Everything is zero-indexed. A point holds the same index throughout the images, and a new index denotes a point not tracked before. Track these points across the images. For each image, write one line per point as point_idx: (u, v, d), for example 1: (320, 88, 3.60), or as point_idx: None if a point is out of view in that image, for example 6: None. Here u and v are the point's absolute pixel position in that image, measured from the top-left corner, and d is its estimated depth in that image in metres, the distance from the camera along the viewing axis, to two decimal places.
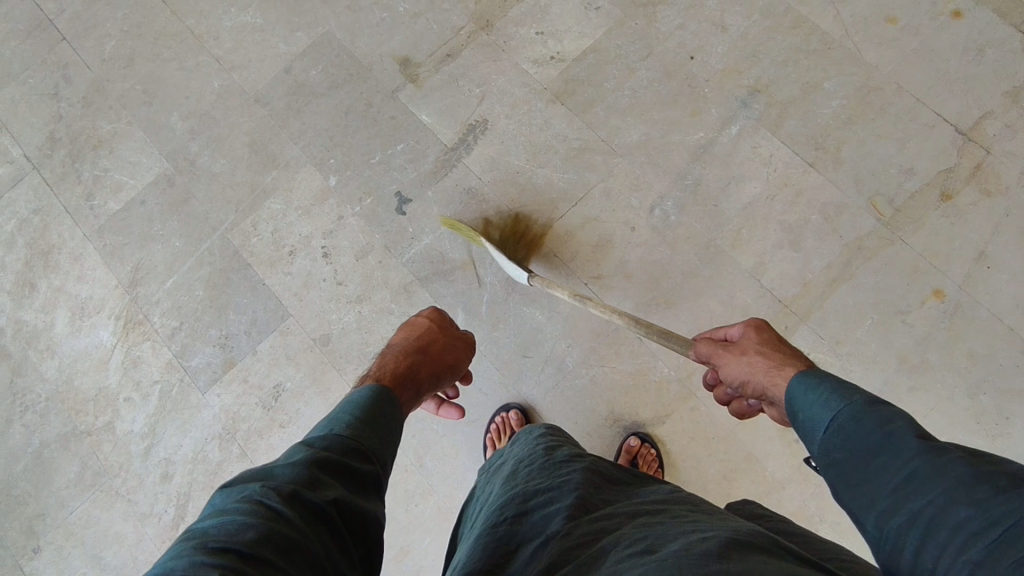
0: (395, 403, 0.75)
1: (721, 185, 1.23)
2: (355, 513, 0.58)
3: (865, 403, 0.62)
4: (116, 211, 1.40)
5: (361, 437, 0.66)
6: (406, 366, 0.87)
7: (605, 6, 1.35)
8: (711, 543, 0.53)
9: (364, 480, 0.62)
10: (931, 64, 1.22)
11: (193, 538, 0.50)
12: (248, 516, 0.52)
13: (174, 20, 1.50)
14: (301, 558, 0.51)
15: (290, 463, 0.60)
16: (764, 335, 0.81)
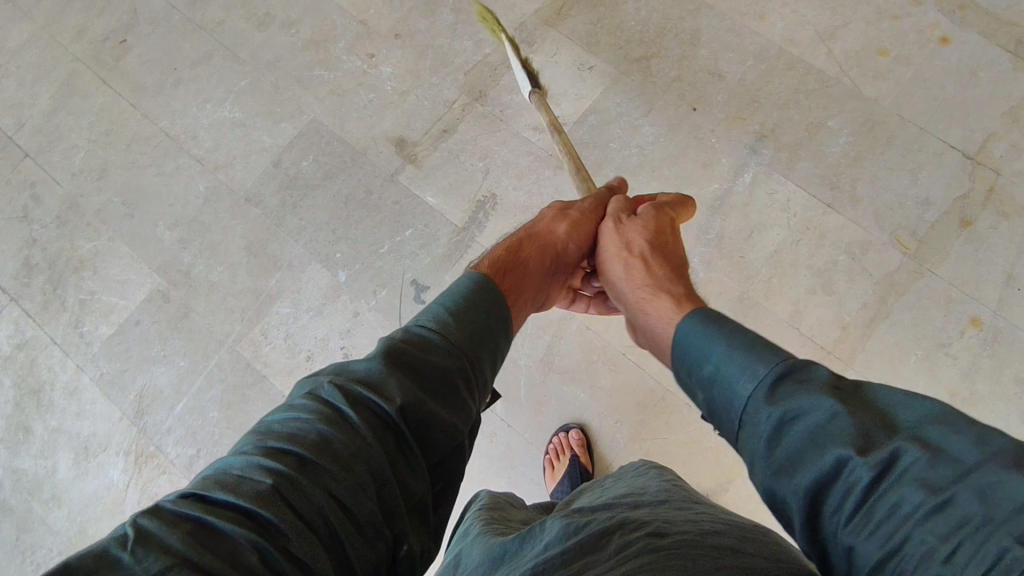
0: (497, 293, 0.70)
1: (744, 236, 1.22)
2: (427, 422, 0.54)
3: (768, 391, 0.52)
4: (109, 335, 1.31)
5: (450, 335, 0.62)
6: (508, 257, 0.82)
7: (598, 64, 1.34)
8: (720, 533, 0.54)
9: (444, 381, 0.58)
10: (928, 92, 1.24)
11: (260, 432, 0.50)
12: (313, 416, 0.50)
13: (146, 123, 1.42)
14: (365, 470, 0.49)
15: (368, 358, 0.57)
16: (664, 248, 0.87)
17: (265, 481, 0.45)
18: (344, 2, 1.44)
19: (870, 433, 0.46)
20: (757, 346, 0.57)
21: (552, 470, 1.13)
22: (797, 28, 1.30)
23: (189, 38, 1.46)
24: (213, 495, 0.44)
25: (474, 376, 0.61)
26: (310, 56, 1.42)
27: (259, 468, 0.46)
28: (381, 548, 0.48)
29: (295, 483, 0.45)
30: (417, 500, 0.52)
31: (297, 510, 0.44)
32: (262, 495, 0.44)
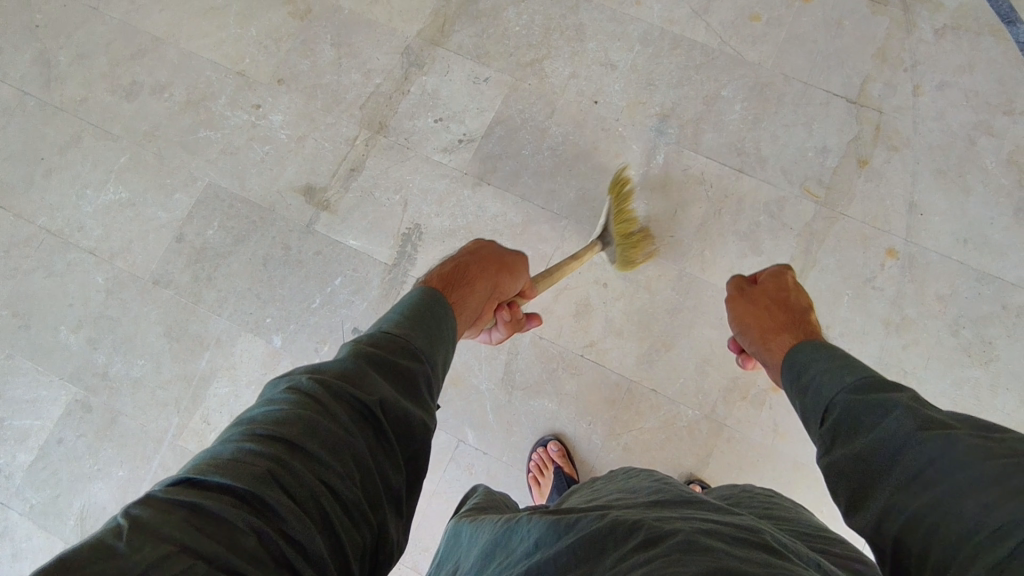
0: (446, 304, 0.77)
1: (669, 216, 1.24)
2: (401, 415, 0.59)
3: (859, 389, 0.68)
4: (30, 462, 1.18)
5: (411, 338, 0.68)
6: (450, 273, 0.90)
7: (492, 75, 1.33)
8: (714, 536, 0.53)
9: (411, 378, 0.64)
10: (804, 48, 1.30)
11: (244, 423, 0.53)
12: (295, 407, 0.54)
13: (22, 223, 1.29)
14: (347, 455, 0.53)
15: (340, 359, 0.62)
16: (785, 296, 0.97)
17: (259, 463, 0.47)
18: (215, 55, 1.37)
19: (942, 427, 0.60)
20: (854, 368, 0.72)
21: (539, 487, 1.12)
22: (673, 7, 1.34)
23: (50, 123, 1.34)
24: (207, 479, 0.45)
25: (433, 378, 0.68)
26: (191, 118, 1.33)
27: (249, 453, 0.48)
28: (363, 531, 0.51)
29: (284, 464, 0.48)
30: (391, 489, 0.56)
31: (290, 488, 0.47)
32: (253, 479, 0.46)
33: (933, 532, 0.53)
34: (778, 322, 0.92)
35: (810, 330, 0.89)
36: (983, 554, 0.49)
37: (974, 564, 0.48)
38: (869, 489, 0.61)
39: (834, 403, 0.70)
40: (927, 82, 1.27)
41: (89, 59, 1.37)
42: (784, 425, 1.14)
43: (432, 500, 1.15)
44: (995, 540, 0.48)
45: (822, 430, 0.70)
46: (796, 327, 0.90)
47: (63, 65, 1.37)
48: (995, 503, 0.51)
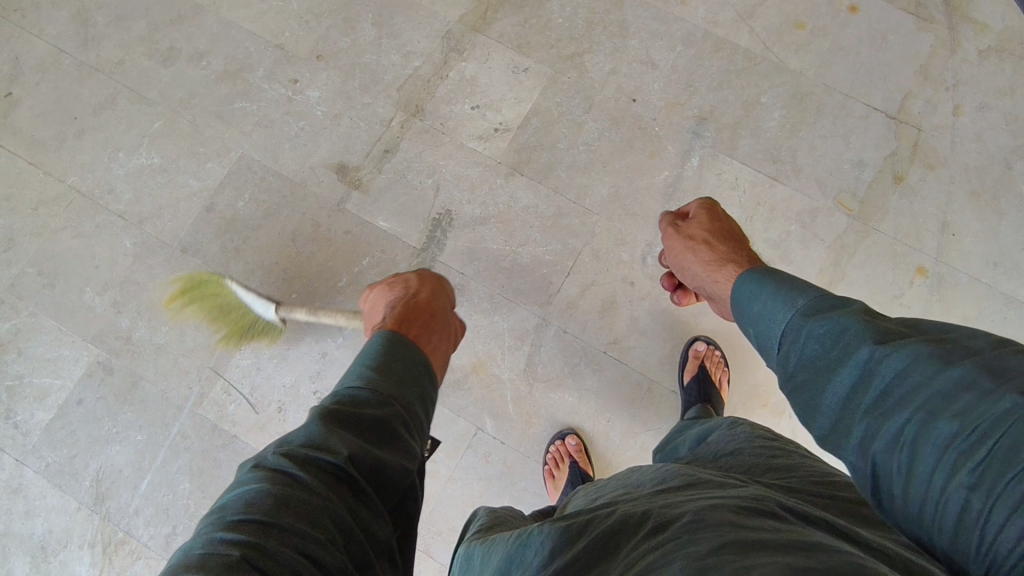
0: (407, 341, 0.82)
1: None
2: (372, 466, 0.65)
3: (808, 311, 0.72)
4: (48, 420, 1.18)
5: (378, 386, 0.73)
6: (410, 304, 0.94)
7: (532, 66, 1.32)
8: (721, 509, 0.53)
9: (382, 428, 0.69)
10: (847, 60, 1.30)
11: (216, 512, 0.58)
12: (264, 484, 0.59)
13: (52, 181, 1.29)
14: (326, 519, 0.58)
15: (305, 425, 0.67)
16: (720, 226, 1.04)
17: (234, 553, 0.52)
18: (256, 27, 1.36)
19: (899, 339, 0.62)
20: (801, 290, 0.76)
21: (553, 480, 1.12)
22: (717, 9, 1.34)
23: (85, 83, 1.34)
24: None
25: (406, 418, 0.73)
26: (228, 89, 1.33)
27: (223, 544, 0.53)
28: None
29: (260, 548, 0.53)
30: (376, 539, 0.63)
31: (270, 570, 0.52)
32: (228, 566, 0.51)
33: (912, 443, 0.55)
34: (720, 255, 0.97)
35: (750, 259, 0.96)
36: (968, 456, 0.51)
37: (963, 466, 0.51)
38: (845, 413, 0.63)
39: (787, 328, 0.74)
40: (968, 103, 1.27)
41: (129, 21, 1.37)
42: (802, 435, 1.14)
43: (446, 486, 1.15)
44: (975, 440, 0.51)
45: (781, 354, 0.74)
46: (739, 258, 0.96)
47: (102, 26, 1.37)
48: (967, 405, 0.53)
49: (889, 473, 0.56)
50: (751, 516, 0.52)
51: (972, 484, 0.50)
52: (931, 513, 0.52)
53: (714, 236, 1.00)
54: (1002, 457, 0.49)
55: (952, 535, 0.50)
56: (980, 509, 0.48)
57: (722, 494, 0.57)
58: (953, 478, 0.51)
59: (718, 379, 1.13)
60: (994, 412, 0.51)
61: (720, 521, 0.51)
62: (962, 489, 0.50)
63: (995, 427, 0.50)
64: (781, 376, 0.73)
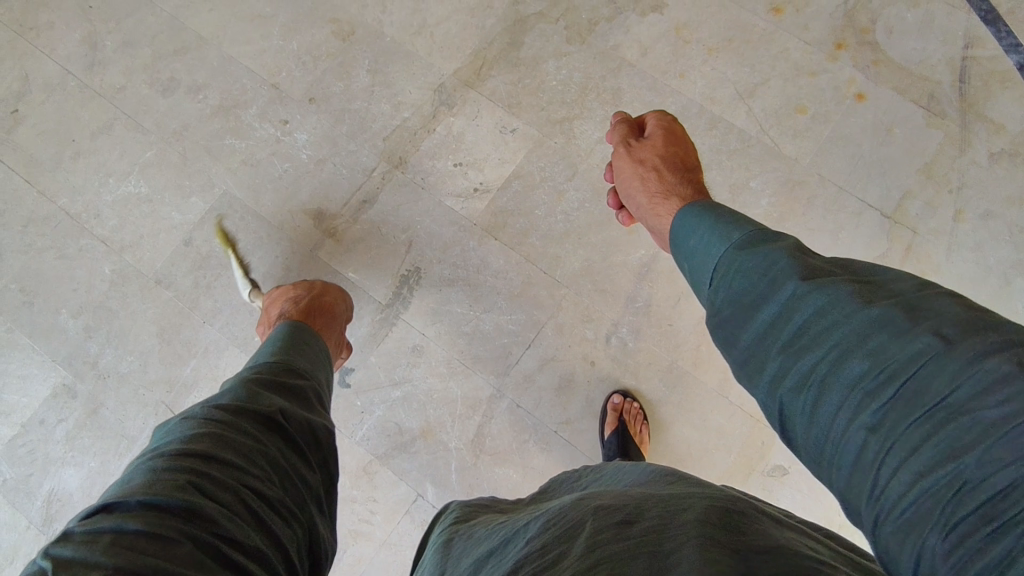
0: (307, 330, 0.96)
1: (672, 303, 1.20)
2: (296, 421, 0.74)
3: (741, 245, 0.72)
4: (11, 436, 1.22)
5: (287, 362, 0.86)
6: (309, 305, 1.07)
7: (520, 127, 1.30)
8: (697, 510, 0.52)
9: (296, 395, 0.80)
10: (846, 150, 1.24)
11: (152, 452, 0.62)
12: (199, 426, 0.66)
13: (44, 200, 1.33)
14: (261, 458, 0.65)
15: (228, 392, 0.75)
16: (671, 151, 1.06)
17: (178, 475, 0.57)
18: (254, 64, 1.38)
19: (824, 275, 0.63)
20: (740, 226, 0.76)
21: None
22: (716, 85, 1.30)
23: (86, 107, 1.37)
24: (125, 501, 0.53)
25: (317, 389, 0.86)
26: (220, 124, 1.35)
27: (166, 470, 0.58)
28: (292, 522, 0.63)
29: (203, 473, 0.58)
30: (305, 483, 0.70)
31: (213, 492, 0.57)
32: (173, 488, 0.55)
33: (821, 383, 0.57)
34: (667, 188, 1.00)
35: (693, 195, 0.98)
36: (874, 396, 0.53)
37: (867, 407, 0.53)
38: (759, 348, 0.65)
39: (719, 262, 0.75)
40: (972, 209, 1.20)
41: (134, 48, 1.40)
42: None
43: (381, 549, 1.15)
44: (884, 380, 0.53)
45: (711, 288, 0.74)
46: (683, 193, 0.98)
47: (109, 51, 1.40)
48: (880, 345, 0.54)
49: (796, 410, 0.60)
50: (724, 518, 0.50)
51: (872, 425, 0.52)
52: (833, 451, 0.55)
53: (664, 165, 1.02)
54: (907, 398, 0.51)
55: (850, 471, 0.54)
56: (878, 451, 0.51)
57: (700, 493, 0.56)
58: (856, 418, 0.53)
59: (637, 432, 1.11)
60: (904, 354, 0.53)
61: (692, 522, 0.49)
62: (862, 430, 0.53)
63: (902, 369, 0.52)
64: (707, 310, 0.73)
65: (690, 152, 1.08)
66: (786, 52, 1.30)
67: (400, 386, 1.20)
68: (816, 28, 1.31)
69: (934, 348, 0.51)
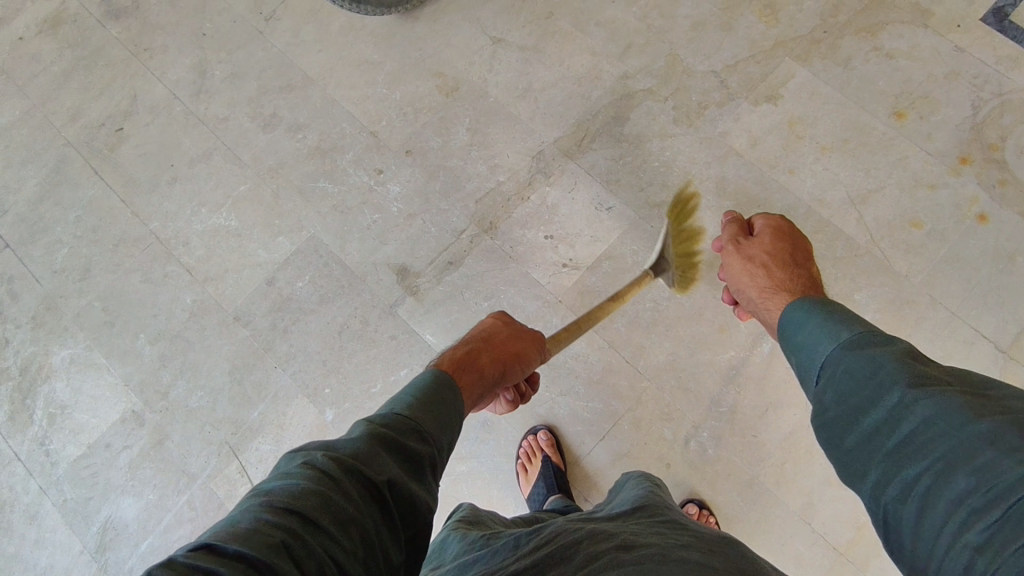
0: (455, 390, 0.75)
1: (759, 412, 1.15)
2: (408, 502, 0.59)
3: (851, 345, 0.70)
4: (76, 456, 1.23)
5: (424, 418, 0.67)
6: (461, 356, 0.87)
7: (617, 206, 1.27)
8: (686, 548, 0.62)
9: (420, 463, 0.63)
10: (962, 274, 1.17)
11: (260, 494, 0.53)
12: (309, 480, 0.54)
13: (135, 222, 1.35)
14: (357, 537, 0.53)
15: (353, 436, 0.61)
16: (781, 247, 0.98)
17: (275, 539, 0.47)
18: (357, 109, 1.38)
19: (935, 384, 0.62)
20: (847, 323, 0.73)
21: (525, 473, 1.14)
22: (828, 186, 1.24)
23: (188, 133, 1.39)
24: (225, 547, 0.46)
25: (440, 460, 0.66)
26: (315, 166, 1.35)
27: (264, 527, 0.49)
28: None
29: (299, 541, 0.49)
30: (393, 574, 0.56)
31: (300, 569, 0.47)
32: (265, 552, 0.46)
33: (925, 496, 0.57)
34: (777, 283, 0.94)
35: (804, 289, 0.91)
36: (981, 515, 0.52)
37: (974, 524, 0.52)
38: (862, 451, 0.64)
39: (826, 360, 0.72)
40: None
41: (241, 80, 1.42)
42: None
43: None
44: (992, 498, 0.52)
45: (818, 389, 0.72)
46: (793, 287, 0.92)
47: (217, 79, 1.42)
48: (989, 462, 0.54)
49: (900, 521, 0.59)
50: (717, 557, 0.62)
51: (979, 544, 0.51)
52: (936, 567, 0.54)
53: (774, 260, 0.96)
54: (1015, 519, 0.50)
55: None
56: (983, 570, 0.50)
57: (684, 532, 0.67)
58: (962, 535, 0.52)
59: None
60: (1015, 473, 0.51)
61: (681, 555, 0.61)
62: (967, 549, 0.52)
63: (1013, 489, 0.51)
64: (812, 409, 0.72)
65: (803, 245, 1.00)
66: (905, 160, 1.24)
67: (466, 461, 1.19)
68: (940, 138, 1.24)
69: None
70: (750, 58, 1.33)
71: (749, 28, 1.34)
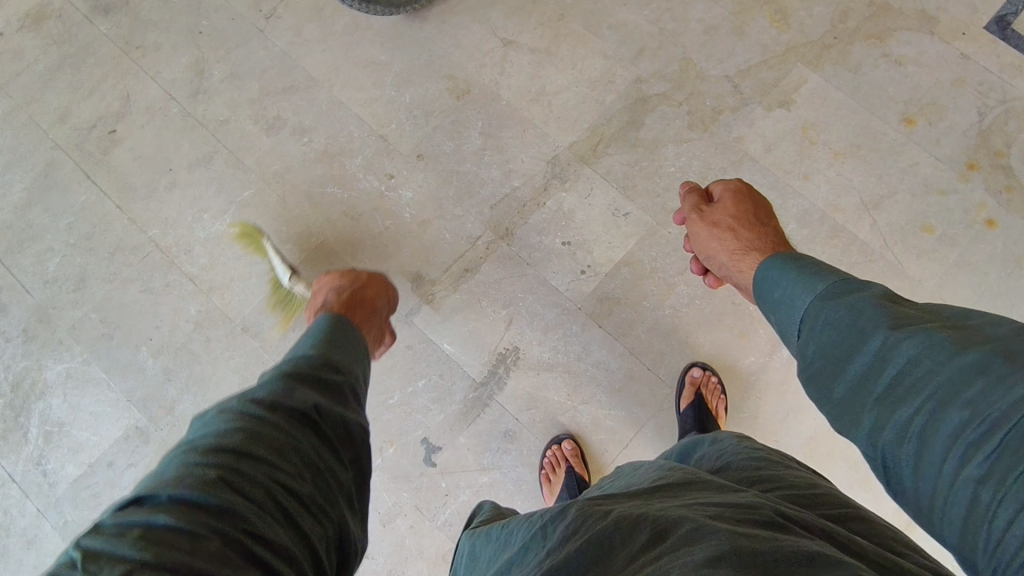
0: (350, 324, 0.89)
1: (780, 418, 1.16)
2: (334, 418, 0.69)
3: (827, 296, 0.73)
4: (76, 476, 1.17)
5: (328, 356, 0.78)
6: (350, 297, 1.02)
7: (634, 211, 1.26)
8: (721, 521, 0.53)
9: (335, 390, 0.74)
10: (973, 278, 1.20)
11: (187, 444, 0.60)
12: (228, 420, 0.62)
13: (133, 229, 1.29)
14: (293, 455, 0.61)
15: (264, 381, 0.71)
16: (746, 209, 1.00)
17: (209, 474, 0.55)
18: (365, 111, 1.34)
19: (914, 324, 0.65)
20: (821, 274, 0.77)
21: (549, 484, 1.13)
22: (842, 192, 1.26)
23: (187, 136, 1.34)
24: (154, 499, 0.52)
25: (355, 386, 0.78)
26: (323, 170, 1.31)
27: (197, 466, 0.56)
28: (322, 523, 0.59)
29: (233, 470, 0.56)
30: (337, 485, 0.64)
31: (242, 491, 0.55)
32: (202, 486, 0.53)
33: (922, 434, 0.59)
34: (747, 243, 0.95)
35: (774, 247, 0.93)
36: (980, 447, 0.55)
37: (973, 458, 0.55)
38: (853, 396, 0.67)
39: (805, 312, 0.75)
40: None
41: (242, 81, 1.36)
42: None
43: None
44: (986, 430, 0.55)
45: (800, 340, 0.76)
46: (763, 246, 0.94)
47: (215, 80, 1.37)
48: (980, 393, 0.56)
49: (897, 460, 0.62)
50: (759, 526, 0.52)
51: (981, 476, 0.54)
52: (943, 502, 0.57)
53: (739, 223, 0.98)
54: (1013, 447, 0.53)
55: (964, 520, 0.56)
56: (991, 501, 0.53)
57: (720, 502, 0.58)
58: (964, 469, 0.55)
59: (714, 406, 1.13)
60: (1004, 404, 0.55)
61: (713, 526, 0.52)
62: (971, 481, 0.55)
63: (1005, 419, 0.54)
64: (799, 362, 0.75)
65: (762, 203, 1.03)
66: (916, 166, 1.26)
67: (488, 473, 1.17)
68: (948, 144, 1.26)
69: None
70: (763, 63, 1.33)
71: (761, 33, 1.34)
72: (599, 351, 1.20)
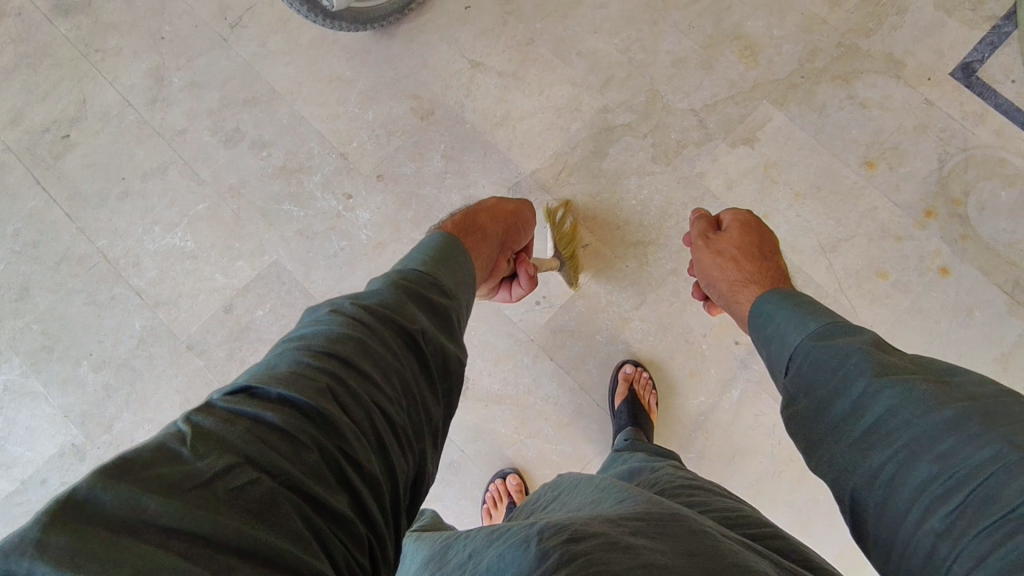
0: (462, 248, 0.85)
1: (725, 459, 1.16)
2: (436, 346, 0.67)
3: (819, 336, 0.73)
4: (9, 492, 1.17)
5: (439, 275, 0.76)
6: (464, 219, 1.00)
7: (592, 243, 1.25)
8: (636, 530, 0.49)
9: (441, 313, 0.71)
10: (923, 326, 1.22)
11: (297, 340, 0.59)
12: (338, 324, 0.61)
13: (80, 238, 1.26)
14: (395, 377, 0.60)
15: (379, 289, 0.69)
16: (749, 240, 1.01)
17: (321, 379, 0.53)
18: (326, 128, 1.31)
19: (899, 373, 0.65)
20: (814, 314, 0.76)
21: (490, 520, 1.14)
22: (800, 233, 1.26)
23: (142, 144, 1.31)
24: (268, 390, 0.51)
25: (459, 312, 0.75)
26: (281, 186, 1.28)
27: (308, 367, 0.55)
28: (407, 455, 0.58)
29: (342, 381, 0.55)
30: (429, 418, 0.63)
31: (346, 403, 0.54)
32: (313, 390, 0.52)
33: (891, 482, 0.60)
34: (748, 275, 0.95)
35: (774, 280, 0.93)
36: (944, 500, 0.57)
37: (938, 511, 0.57)
38: (829, 438, 0.67)
39: (795, 351, 0.75)
40: None
41: (202, 90, 1.33)
42: None
43: None
44: (954, 484, 0.57)
45: (786, 378, 0.75)
46: (764, 279, 0.94)
47: (175, 87, 1.34)
48: (951, 447, 0.58)
49: (864, 505, 0.63)
50: (675, 539, 0.49)
51: (942, 530, 0.56)
52: (903, 550, 0.59)
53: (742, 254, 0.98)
54: (975, 504, 0.55)
55: (920, 570, 0.57)
56: (947, 556, 0.55)
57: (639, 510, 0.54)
58: (926, 521, 0.57)
59: (646, 400, 1.14)
60: (976, 460, 0.56)
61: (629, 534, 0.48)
62: (931, 533, 0.56)
63: (972, 475, 0.56)
64: (783, 400, 0.74)
65: (769, 235, 1.04)
66: (875, 211, 1.26)
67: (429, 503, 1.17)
68: (908, 189, 1.26)
69: (1005, 456, 0.55)
70: (730, 98, 1.32)
71: (729, 68, 1.33)
72: (549, 385, 1.20)
